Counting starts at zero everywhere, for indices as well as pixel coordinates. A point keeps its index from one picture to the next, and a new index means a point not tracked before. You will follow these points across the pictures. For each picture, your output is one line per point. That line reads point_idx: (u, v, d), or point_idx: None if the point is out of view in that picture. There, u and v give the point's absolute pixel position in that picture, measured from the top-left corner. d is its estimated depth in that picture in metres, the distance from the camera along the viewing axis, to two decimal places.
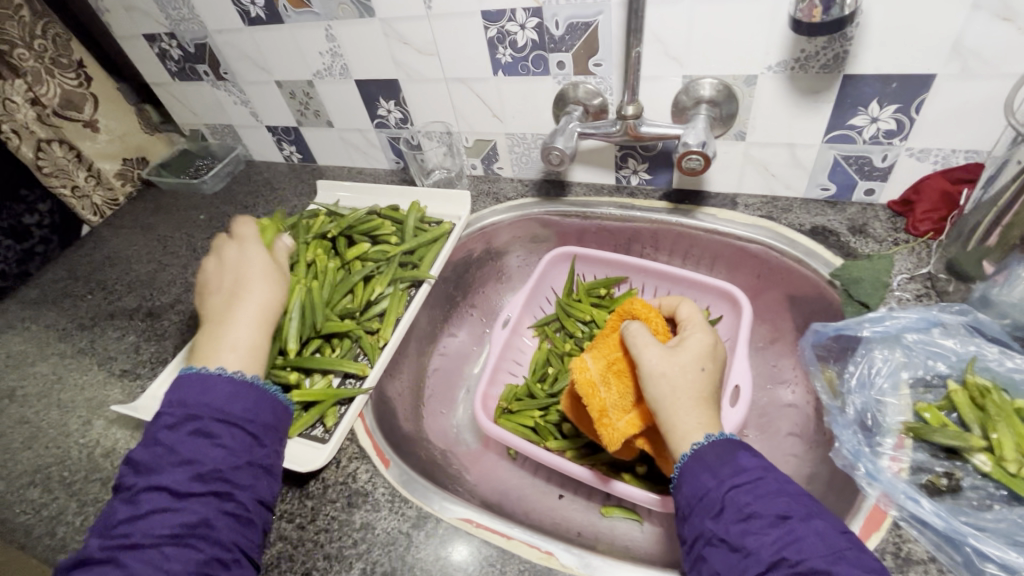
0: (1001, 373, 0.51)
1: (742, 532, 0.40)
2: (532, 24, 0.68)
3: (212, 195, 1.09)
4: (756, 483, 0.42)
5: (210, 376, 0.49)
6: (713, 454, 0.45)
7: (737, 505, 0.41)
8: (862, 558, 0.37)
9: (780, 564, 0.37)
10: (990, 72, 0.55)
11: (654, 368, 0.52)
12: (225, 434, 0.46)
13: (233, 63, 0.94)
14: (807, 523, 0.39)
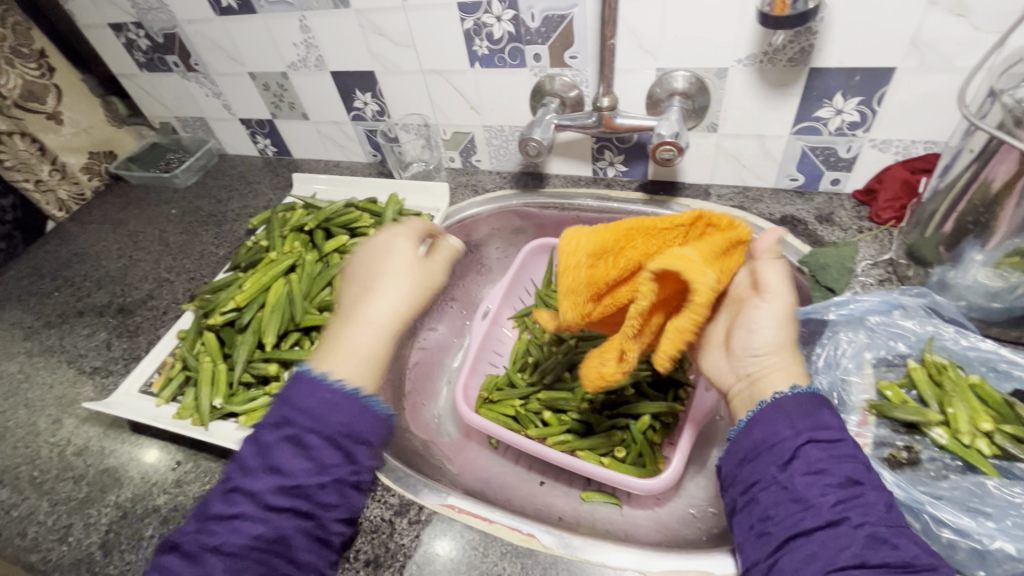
0: (957, 350, 0.53)
1: (809, 484, 0.40)
2: (508, 16, 0.69)
3: (185, 189, 1.06)
4: (836, 443, 0.41)
5: (315, 380, 0.47)
6: (799, 407, 0.43)
7: (809, 459, 0.41)
8: (917, 536, 0.38)
9: (839, 522, 0.38)
10: (946, 66, 0.58)
11: (762, 330, 0.48)
12: (307, 441, 0.45)
13: (204, 53, 0.92)
14: (878, 490, 0.39)
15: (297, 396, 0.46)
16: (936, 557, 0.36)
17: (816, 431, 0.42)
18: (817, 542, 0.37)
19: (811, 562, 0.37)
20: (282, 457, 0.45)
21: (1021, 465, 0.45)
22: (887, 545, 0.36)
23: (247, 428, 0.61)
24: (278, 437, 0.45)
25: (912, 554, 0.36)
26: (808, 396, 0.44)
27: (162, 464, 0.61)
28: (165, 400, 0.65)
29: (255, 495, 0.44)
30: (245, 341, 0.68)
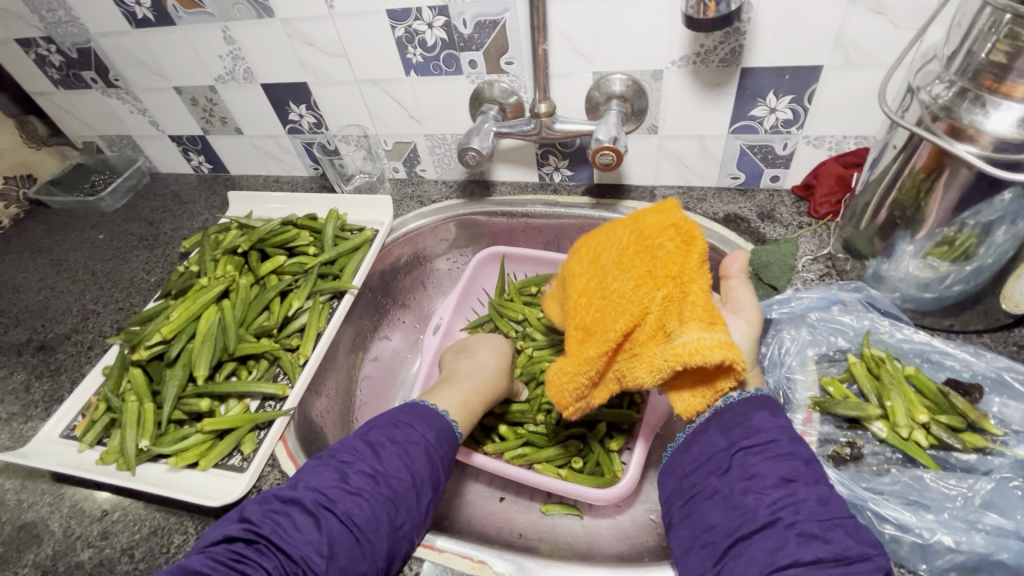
0: (892, 343, 0.54)
1: (744, 490, 0.40)
2: (440, 22, 0.67)
3: (113, 212, 1.00)
4: (765, 446, 0.42)
5: (435, 411, 0.53)
6: (730, 417, 0.44)
7: (743, 466, 0.41)
8: (859, 530, 0.38)
9: (774, 523, 0.38)
10: (869, 63, 0.59)
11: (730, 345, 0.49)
12: (427, 459, 0.49)
13: (123, 68, 0.87)
14: (811, 487, 0.39)
15: (419, 418, 0.52)
16: (871, 547, 0.37)
17: (746, 438, 0.42)
18: (755, 546, 0.38)
19: (752, 566, 0.37)
20: (385, 472, 0.47)
21: (956, 454, 0.46)
22: (820, 541, 0.36)
23: (179, 468, 0.57)
24: (400, 447, 0.49)
25: (845, 547, 0.36)
26: (742, 401, 0.44)
27: (85, 515, 0.56)
28: (88, 445, 0.60)
29: (356, 511, 0.44)
30: (174, 376, 0.64)
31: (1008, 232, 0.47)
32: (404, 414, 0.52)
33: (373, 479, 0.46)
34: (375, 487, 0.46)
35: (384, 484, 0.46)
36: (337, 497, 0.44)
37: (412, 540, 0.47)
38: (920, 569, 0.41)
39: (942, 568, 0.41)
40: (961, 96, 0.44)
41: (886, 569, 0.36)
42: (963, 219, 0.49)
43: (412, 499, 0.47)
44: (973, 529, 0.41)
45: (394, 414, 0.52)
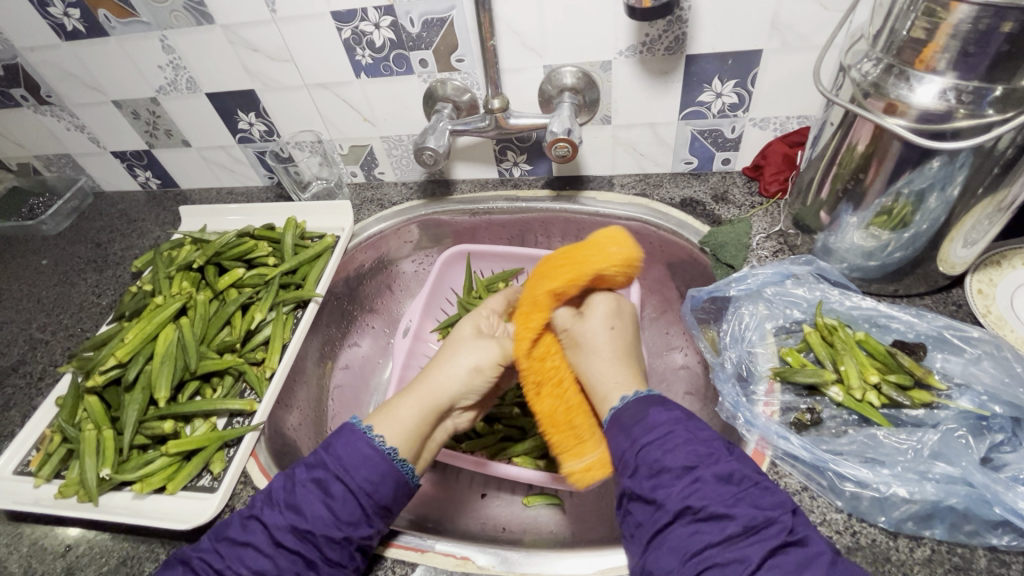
0: (843, 311, 0.57)
1: (653, 486, 0.43)
2: (387, 22, 0.66)
3: (56, 235, 0.95)
4: (664, 438, 0.45)
5: (357, 434, 0.49)
6: (628, 417, 0.48)
7: (647, 461, 0.45)
8: (761, 496, 0.41)
9: (685, 511, 0.41)
10: (804, 46, 0.61)
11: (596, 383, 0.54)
12: (337, 497, 0.46)
13: (56, 84, 0.83)
14: (710, 470, 0.43)
15: (337, 445, 0.49)
16: (774, 509, 0.40)
17: (645, 434, 0.46)
18: (672, 537, 0.41)
19: (671, 556, 0.40)
20: (282, 517, 0.46)
21: (906, 411, 0.49)
22: (727, 520, 0.40)
23: (144, 494, 0.55)
24: (303, 487, 0.47)
25: (751, 518, 0.40)
26: (636, 402, 0.49)
27: (46, 552, 0.54)
28: (45, 480, 0.57)
29: (255, 562, 0.45)
30: (133, 400, 0.61)
31: (939, 198, 0.50)
32: (328, 439, 0.50)
33: (268, 527, 0.46)
34: (271, 536, 0.46)
35: (277, 531, 0.45)
36: (244, 546, 0.46)
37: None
38: (879, 522, 0.44)
39: (899, 519, 0.43)
40: (887, 72, 0.47)
41: (788, 527, 0.39)
42: (898, 188, 0.51)
43: (314, 542, 0.45)
44: (924, 479, 0.43)
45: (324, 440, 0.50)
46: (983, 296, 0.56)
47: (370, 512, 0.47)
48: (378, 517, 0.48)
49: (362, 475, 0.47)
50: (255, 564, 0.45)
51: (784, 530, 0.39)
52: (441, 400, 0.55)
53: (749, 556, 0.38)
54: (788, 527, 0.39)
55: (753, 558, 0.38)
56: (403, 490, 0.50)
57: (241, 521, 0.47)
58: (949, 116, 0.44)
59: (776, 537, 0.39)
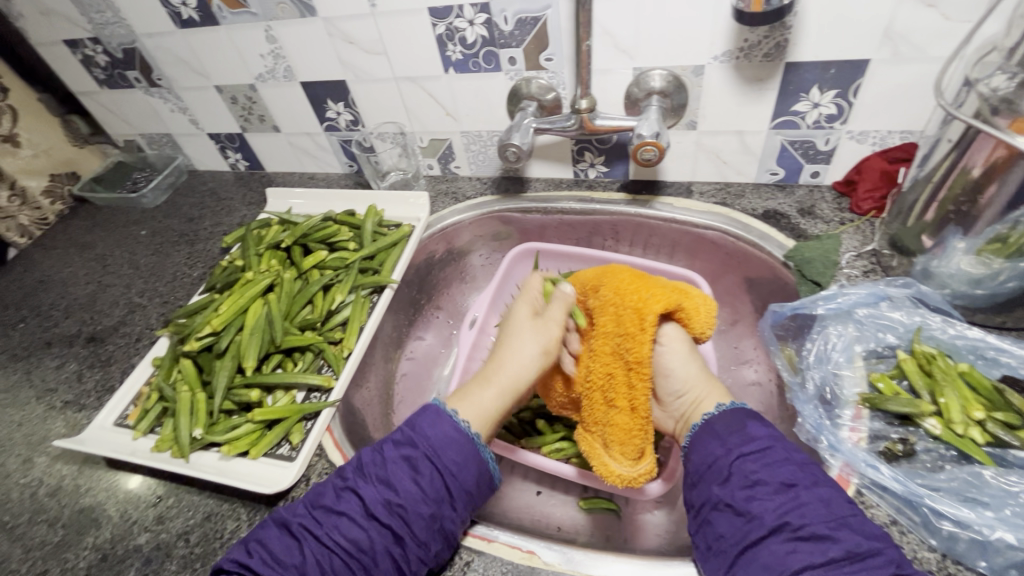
0: (944, 339, 0.53)
1: (748, 498, 0.44)
2: (481, 19, 0.67)
3: (154, 209, 1.03)
4: (762, 453, 0.46)
5: (443, 416, 0.53)
6: (723, 425, 0.49)
7: (743, 473, 0.45)
8: (862, 525, 0.41)
9: (782, 527, 0.41)
10: (918, 57, 0.58)
11: (675, 372, 0.57)
12: (425, 474, 0.49)
13: (167, 68, 0.89)
14: (811, 489, 0.43)
15: (423, 425, 0.53)
16: (878, 540, 0.40)
17: (743, 445, 0.47)
18: (765, 552, 0.41)
19: (767, 572, 0.40)
20: (375, 491, 0.49)
21: (1014, 451, 0.45)
22: (829, 542, 0.40)
23: (231, 457, 0.59)
24: (393, 462, 0.50)
25: (855, 543, 0.39)
26: (732, 411, 0.50)
27: (140, 501, 0.58)
28: (142, 433, 0.62)
29: (348, 532, 0.47)
30: (223, 366, 0.65)
31: None
32: (413, 418, 0.54)
33: (363, 500, 0.48)
34: (364, 508, 0.48)
35: (371, 504, 0.48)
36: (341, 517, 0.48)
37: (423, 561, 0.47)
38: (979, 566, 0.41)
39: (1001, 565, 0.40)
40: (1022, 90, 0.44)
41: (896, 560, 0.38)
42: (1017, 216, 0.48)
43: (404, 517, 0.47)
44: None
45: (409, 419, 0.54)
46: None
47: (456, 495, 0.50)
48: (461, 500, 0.50)
49: (440, 462, 0.50)
50: (348, 535, 0.47)
51: (890, 562, 0.38)
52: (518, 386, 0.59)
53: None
54: (895, 561, 0.38)
55: None
56: (485, 479, 0.52)
57: (336, 491, 0.50)
58: None
59: (883, 567, 0.38)
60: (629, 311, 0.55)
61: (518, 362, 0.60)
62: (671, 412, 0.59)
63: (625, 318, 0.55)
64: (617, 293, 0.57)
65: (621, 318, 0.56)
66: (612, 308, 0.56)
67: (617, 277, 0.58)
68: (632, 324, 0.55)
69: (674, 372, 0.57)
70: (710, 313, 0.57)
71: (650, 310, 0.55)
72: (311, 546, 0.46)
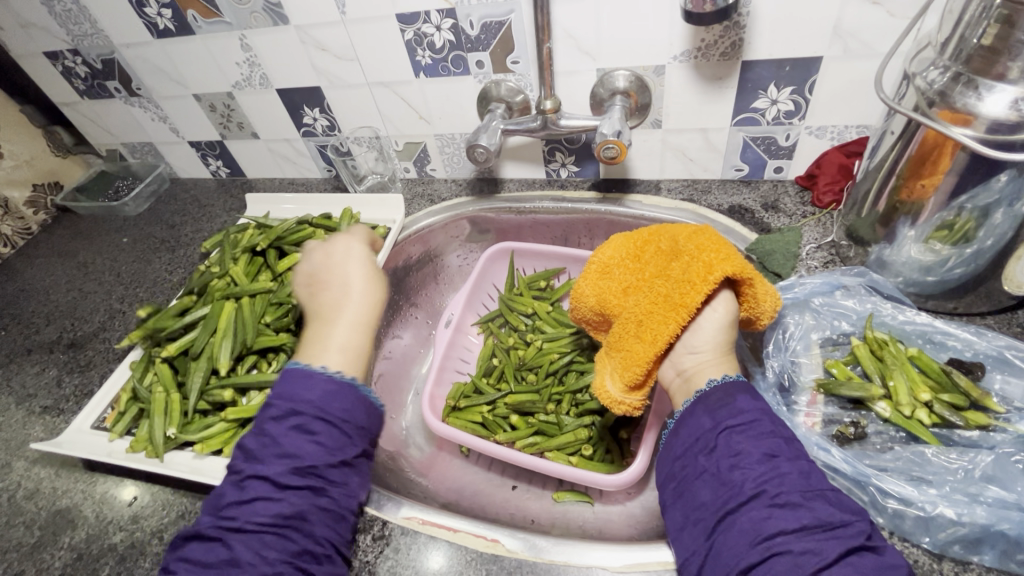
0: (896, 325, 0.55)
1: (731, 467, 0.42)
2: (448, 25, 0.69)
3: (136, 216, 1.04)
4: (748, 425, 0.44)
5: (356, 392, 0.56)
6: (714, 399, 0.46)
7: (729, 444, 0.43)
8: (841, 499, 0.40)
9: (761, 495, 0.40)
10: (868, 53, 0.60)
11: (705, 330, 0.49)
12: (322, 433, 0.48)
13: (145, 77, 0.90)
14: (793, 461, 0.41)
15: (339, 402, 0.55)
16: (853, 513, 0.39)
17: (731, 418, 0.44)
18: (743, 519, 0.39)
19: (742, 538, 0.39)
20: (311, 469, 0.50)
21: (959, 431, 0.46)
22: (803, 510, 0.38)
23: (204, 455, 0.60)
24: (285, 435, 0.47)
25: (828, 514, 0.38)
26: (724, 386, 0.46)
27: (116, 500, 0.59)
28: (118, 435, 0.63)
29: (267, 509, 0.45)
30: (198, 368, 0.67)
31: (1006, 213, 0.48)
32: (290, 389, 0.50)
33: (269, 478, 0.46)
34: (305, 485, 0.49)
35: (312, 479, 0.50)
36: (242, 502, 0.45)
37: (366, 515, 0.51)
38: (923, 543, 0.43)
39: (944, 541, 0.42)
40: (954, 81, 0.45)
41: (868, 532, 0.38)
42: (960, 203, 0.50)
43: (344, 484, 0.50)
44: (974, 502, 0.41)
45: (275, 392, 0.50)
46: None
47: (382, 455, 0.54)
48: (360, 437, 0.51)
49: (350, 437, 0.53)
50: (270, 510, 0.45)
51: (860, 534, 0.38)
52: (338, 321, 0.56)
53: (826, 549, 0.36)
54: (866, 532, 0.38)
55: (828, 554, 0.36)
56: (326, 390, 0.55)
57: None
58: (1020, 127, 0.42)
59: (853, 538, 0.37)
60: (696, 264, 0.49)
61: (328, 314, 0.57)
62: (675, 368, 0.51)
63: (690, 269, 0.49)
64: (699, 248, 0.50)
65: (687, 268, 0.49)
66: (684, 257, 0.50)
67: (705, 233, 0.51)
68: (696, 275, 0.48)
69: (702, 329, 0.49)
70: (773, 301, 0.51)
71: (720, 268, 0.48)
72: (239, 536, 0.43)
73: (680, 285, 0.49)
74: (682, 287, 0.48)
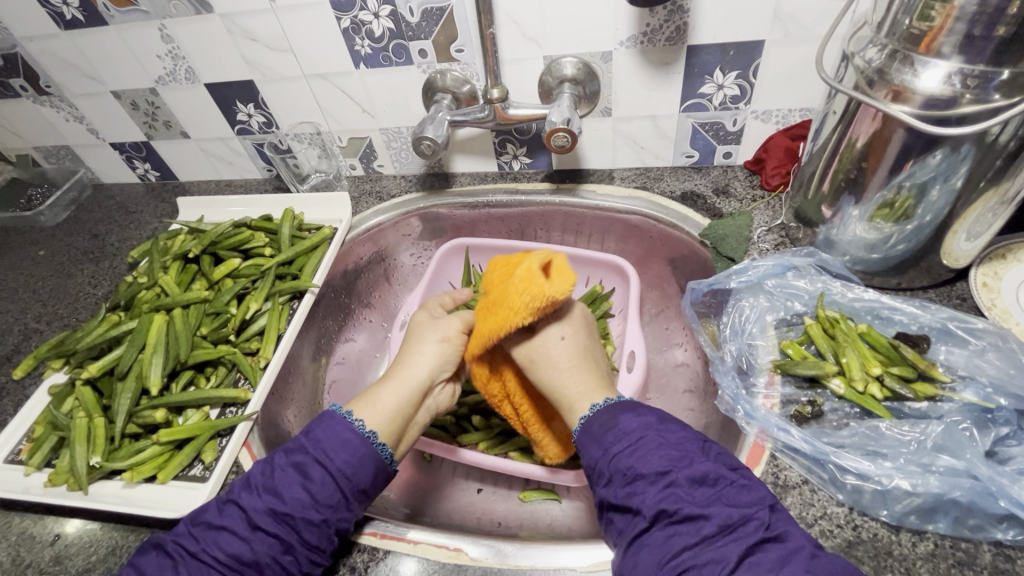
0: (845, 303, 0.56)
1: (627, 493, 0.42)
2: (386, 11, 0.66)
3: (54, 227, 0.95)
4: (635, 446, 0.44)
5: (338, 418, 0.50)
6: (600, 425, 0.46)
7: (620, 469, 0.43)
8: (739, 493, 0.40)
9: (661, 514, 0.40)
10: (807, 36, 0.61)
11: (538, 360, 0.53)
12: (317, 480, 0.46)
13: (54, 73, 0.82)
14: (686, 470, 0.41)
15: (316, 429, 0.49)
16: (749, 506, 0.39)
17: (617, 443, 0.44)
18: (650, 541, 0.40)
19: (650, 560, 0.39)
20: (259, 501, 0.46)
21: (909, 403, 0.48)
22: (702, 520, 0.39)
23: (135, 483, 0.54)
24: (281, 471, 0.47)
25: (726, 517, 0.39)
26: (606, 410, 0.47)
27: (35, 542, 0.53)
28: (35, 468, 0.56)
29: (229, 546, 0.44)
30: (125, 389, 0.61)
31: (942, 189, 0.50)
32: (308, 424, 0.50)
33: (245, 512, 0.45)
34: (247, 521, 0.45)
35: (255, 514, 0.45)
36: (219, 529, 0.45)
37: (315, 562, 0.46)
38: (881, 516, 0.43)
39: (901, 513, 0.42)
40: (892, 58, 0.46)
41: (766, 523, 0.38)
42: (900, 180, 0.51)
43: (292, 525, 0.45)
44: (927, 472, 0.42)
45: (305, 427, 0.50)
46: (988, 289, 0.55)
47: (350, 496, 0.47)
48: (359, 501, 0.48)
49: (301, 472, 0.47)
50: (230, 549, 0.44)
51: (760, 526, 0.38)
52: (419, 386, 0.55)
53: (727, 554, 0.37)
54: (765, 524, 0.38)
55: (730, 557, 0.37)
56: (330, 420, 0.50)
57: (218, 506, 0.47)
58: (955, 102, 0.44)
59: (752, 534, 0.38)
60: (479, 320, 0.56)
61: (418, 361, 0.56)
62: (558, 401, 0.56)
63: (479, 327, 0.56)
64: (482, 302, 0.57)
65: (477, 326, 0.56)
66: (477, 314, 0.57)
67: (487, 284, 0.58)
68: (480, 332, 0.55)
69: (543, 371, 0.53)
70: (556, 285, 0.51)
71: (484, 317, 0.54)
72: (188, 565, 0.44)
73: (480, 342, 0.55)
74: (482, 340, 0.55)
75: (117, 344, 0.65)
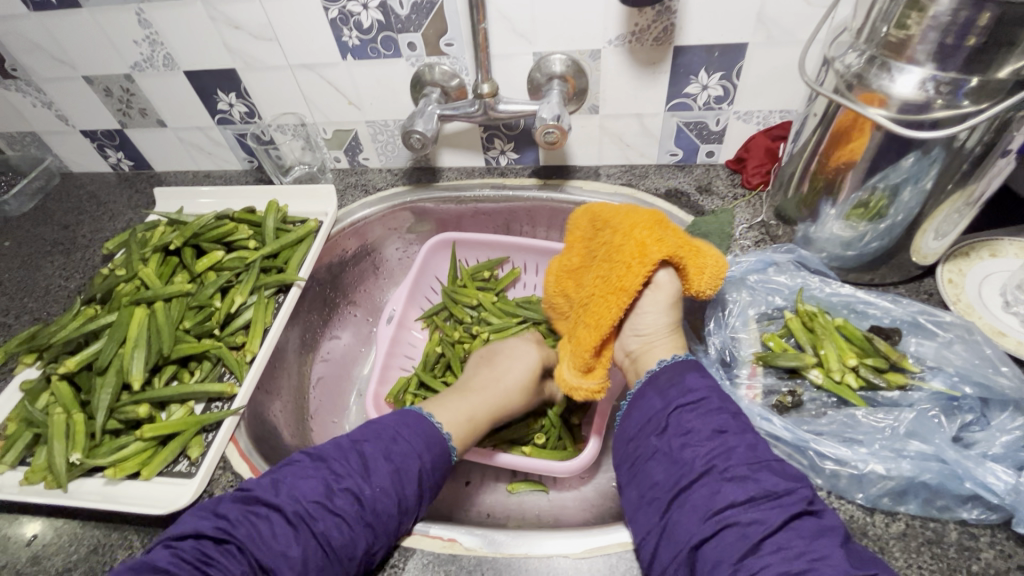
0: (823, 298, 0.58)
1: (682, 445, 0.44)
2: (375, 3, 0.65)
3: (19, 217, 0.91)
4: (698, 403, 0.46)
5: (423, 420, 0.53)
6: (663, 379, 0.49)
7: (679, 423, 0.45)
8: (784, 468, 0.42)
9: (711, 471, 0.42)
10: (789, 40, 0.63)
11: (648, 314, 0.52)
12: (396, 468, 0.48)
13: (21, 56, 0.79)
14: (740, 435, 0.44)
15: (403, 426, 0.52)
16: (794, 481, 0.41)
17: (680, 397, 0.47)
18: (694, 496, 0.41)
19: (694, 513, 0.40)
20: (343, 482, 0.46)
21: (882, 392, 0.50)
22: (751, 481, 0.40)
23: (117, 480, 0.53)
24: (366, 455, 0.48)
25: (773, 483, 0.40)
26: (674, 364, 0.49)
27: (10, 543, 0.51)
28: (8, 466, 0.55)
29: (291, 522, 0.44)
30: (105, 384, 0.59)
31: (913, 191, 0.52)
32: (394, 423, 0.52)
33: (327, 489, 0.46)
34: (324, 497, 0.45)
35: (338, 493, 0.45)
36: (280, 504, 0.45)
37: (371, 555, 0.45)
38: (857, 499, 0.45)
39: (875, 495, 0.45)
40: (870, 64, 0.48)
41: (808, 497, 0.39)
42: (874, 182, 0.53)
43: (369, 508, 0.46)
44: (900, 457, 0.44)
45: (385, 422, 0.53)
46: (953, 285, 0.58)
47: (420, 489, 0.49)
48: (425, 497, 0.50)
49: (384, 458, 0.49)
50: (296, 525, 0.44)
51: (802, 500, 0.39)
52: (500, 403, 0.61)
53: (770, 517, 0.38)
54: (807, 497, 0.40)
55: (772, 520, 0.38)
56: (415, 422, 0.53)
57: (281, 483, 0.46)
58: (927, 107, 0.46)
59: (796, 503, 0.39)
60: (631, 244, 0.51)
61: (505, 383, 0.63)
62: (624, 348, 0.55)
63: (626, 250, 0.51)
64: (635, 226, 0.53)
65: (623, 248, 0.52)
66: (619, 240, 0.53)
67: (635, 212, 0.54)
68: (632, 257, 0.51)
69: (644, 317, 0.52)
70: (715, 273, 0.51)
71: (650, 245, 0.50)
72: (255, 536, 0.43)
73: (625, 258, 0.51)
74: (638, 252, 0.50)
75: (94, 339, 0.63)
